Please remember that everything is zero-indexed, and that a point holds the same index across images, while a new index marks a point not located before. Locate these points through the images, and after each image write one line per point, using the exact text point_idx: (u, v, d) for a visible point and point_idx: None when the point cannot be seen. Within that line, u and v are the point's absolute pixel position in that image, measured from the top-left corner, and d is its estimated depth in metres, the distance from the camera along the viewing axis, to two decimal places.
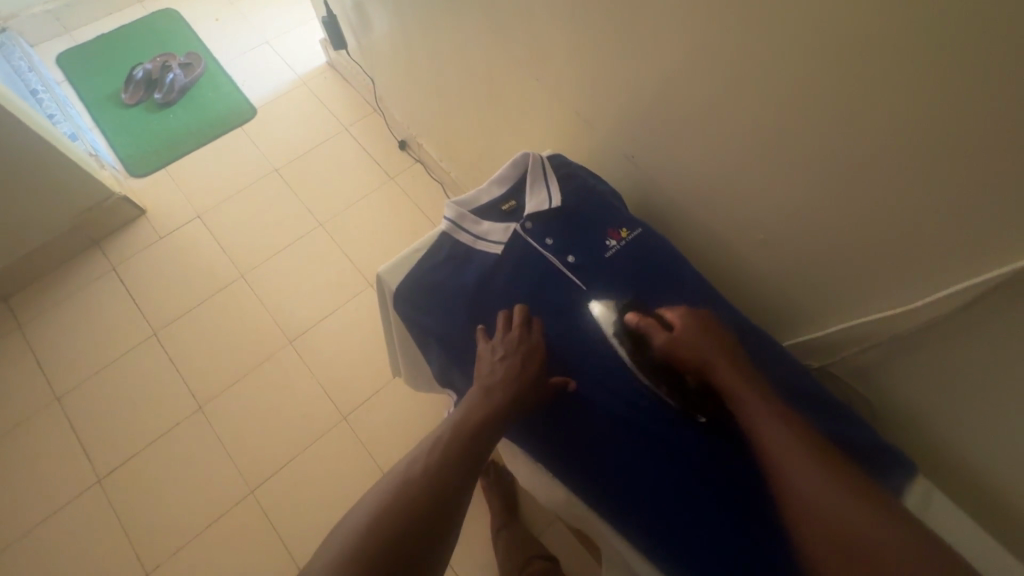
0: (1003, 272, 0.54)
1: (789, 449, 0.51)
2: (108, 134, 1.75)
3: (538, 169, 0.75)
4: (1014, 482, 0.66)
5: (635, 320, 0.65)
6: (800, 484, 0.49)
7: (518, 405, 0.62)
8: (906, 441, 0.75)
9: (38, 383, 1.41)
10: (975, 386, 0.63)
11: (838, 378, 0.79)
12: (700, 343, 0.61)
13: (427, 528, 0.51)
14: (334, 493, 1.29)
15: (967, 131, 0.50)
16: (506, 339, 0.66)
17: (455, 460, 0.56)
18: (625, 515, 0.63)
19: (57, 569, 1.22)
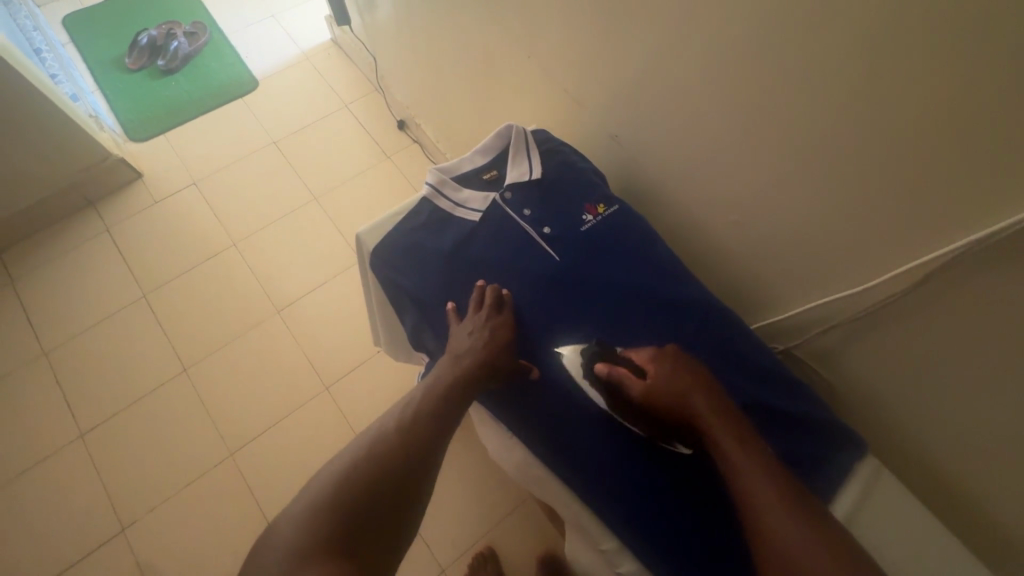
0: (958, 248, 0.56)
1: (770, 509, 0.49)
2: (110, 98, 1.76)
3: (521, 142, 0.77)
4: (960, 467, 0.68)
5: (605, 370, 0.61)
6: (783, 548, 0.47)
7: (482, 379, 0.64)
8: (863, 426, 0.77)
9: (28, 336, 1.43)
10: (930, 370, 0.65)
11: (803, 363, 0.81)
12: (677, 394, 0.57)
13: (389, 492, 0.53)
14: (313, 460, 1.31)
15: (933, 108, 0.52)
16: (472, 321, 0.67)
17: (422, 425, 0.59)
18: (582, 479, 0.64)
19: (36, 517, 1.24)
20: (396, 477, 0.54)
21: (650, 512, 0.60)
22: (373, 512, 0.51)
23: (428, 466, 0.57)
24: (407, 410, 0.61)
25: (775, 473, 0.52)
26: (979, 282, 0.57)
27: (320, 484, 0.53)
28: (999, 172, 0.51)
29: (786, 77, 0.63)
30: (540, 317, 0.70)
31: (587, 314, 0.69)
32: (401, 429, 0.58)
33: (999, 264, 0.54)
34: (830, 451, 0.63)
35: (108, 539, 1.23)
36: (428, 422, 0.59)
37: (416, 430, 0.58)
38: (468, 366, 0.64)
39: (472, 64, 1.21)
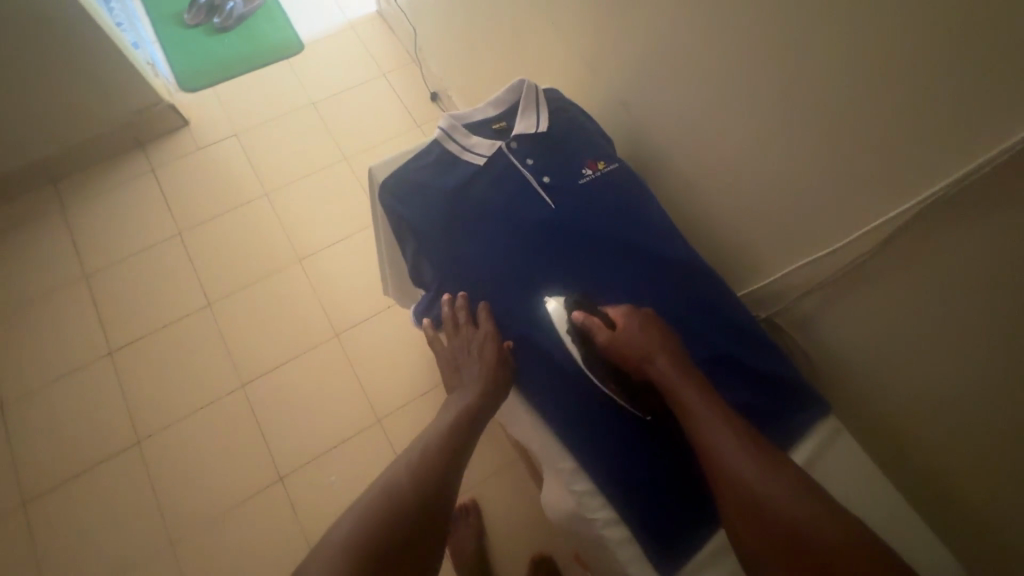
0: (932, 193, 0.61)
1: (728, 444, 0.55)
2: (166, 50, 1.88)
3: (531, 96, 0.82)
4: (918, 428, 0.73)
5: (581, 318, 0.66)
6: (742, 477, 0.53)
7: (493, 401, 0.70)
8: (835, 393, 0.81)
9: (72, 259, 1.55)
10: (899, 327, 0.70)
11: (782, 331, 0.84)
12: (641, 343, 0.63)
13: (410, 533, 0.60)
14: (316, 400, 1.39)
15: (921, 67, 0.57)
16: (482, 345, 0.72)
17: (434, 460, 0.65)
18: (554, 404, 0.69)
19: (63, 422, 1.35)
20: (416, 516, 0.61)
21: (614, 431, 0.65)
22: (398, 552, 0.58)
23: (444, 498, 0.64)
24: (421, 449, 0.67)
25: (731, 417, 0.57)
26: (949, 227, 0.61)
27: (345, 531, 0.59)
28: (976, 128, 0.55)
29: (788, 42, 0.67)
30: (529, 257, 0.74)
31: (574, 255, 0.74)
32: (423, 464, 0.64)
33: (968, 209, 0.58)
34: (794, 407, 0.69)
35: (124, 449, 1.33)
36: (449, 457, 0.66)
37: (437, 464, 0.65)
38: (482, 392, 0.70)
39: (502, 35, 1.27)
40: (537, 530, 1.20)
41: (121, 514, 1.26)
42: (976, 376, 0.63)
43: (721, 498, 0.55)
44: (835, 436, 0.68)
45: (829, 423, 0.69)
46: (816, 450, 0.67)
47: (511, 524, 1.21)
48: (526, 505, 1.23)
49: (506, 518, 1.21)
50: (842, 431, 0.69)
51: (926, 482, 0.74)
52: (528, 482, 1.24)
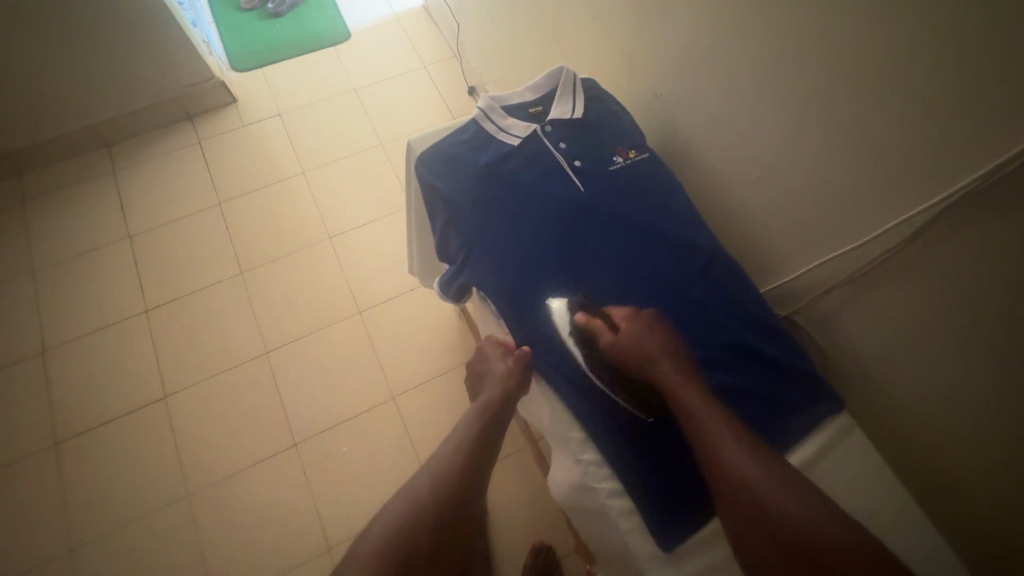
0: (958, 188, 0.61)
1: (726, 448, 0.57)
2: (222, 31, 1.96)
3: (569, 84, 0.85)
4: (932, 433, 0.72)
5: (583, 320, 0.69)
6: (739, 482, 0.55)
7: (515, 400, 0.76)
8: (849, 393, 0.81)
9: (118, 220, 1.63)
10: (919, 329, 0.70)
11: (800, 329, 0.85)
12: (641, 346, 0.65)
13: (435, 533, 0.65)
14: (334, 373, 1.43)
15: (958, 66, 0.57)
16: (498, 353, 0.81)
17: (460, 464, 0.69)
18: (567, 375, 0.71)
19: (98, 371, 1.42)
20: (441, 517, 0.65)
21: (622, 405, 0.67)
22: (427, 550, 0.64)
23: (467, 499, 0.68)
24: (446, 453, 0.71)
25: (733, 426, 0.58)
26: (976, 223, 0.61)
27: (377, 533, 0.64)
28: (1001, 129, 0.56)
29: (823, 42, 0.68)
30: (554, 233, 0.76)
31: (598, 237, 0.76)
32: (449, 470, 0.68)
33: (997, 204, 0.58)
34: (809, 398, 0.69)
35: (151, 402, 1.39)
36: (473, 460, 0.70)
37: (462, 467, 0.69)
38: (494, 395, 0.75)
39: (544, 29, 1.30)
40: (541, 515, 1.22)
41: (144, 463, 1.32)
42: (995, 376, 0.63)
43: (722, 500, 0.56)
44: (845, 433, 0.69)
45: (840, 421, 0.69)
46: (825, 445, 0.68)
47: (516, 507, 1.22)
48: (531, 490, 1.24)
49: (511, 502, 1.23)
50: (852, 429, 0.69)
51: (936, 488, 0.74)
52: (535, 467, 1.26)
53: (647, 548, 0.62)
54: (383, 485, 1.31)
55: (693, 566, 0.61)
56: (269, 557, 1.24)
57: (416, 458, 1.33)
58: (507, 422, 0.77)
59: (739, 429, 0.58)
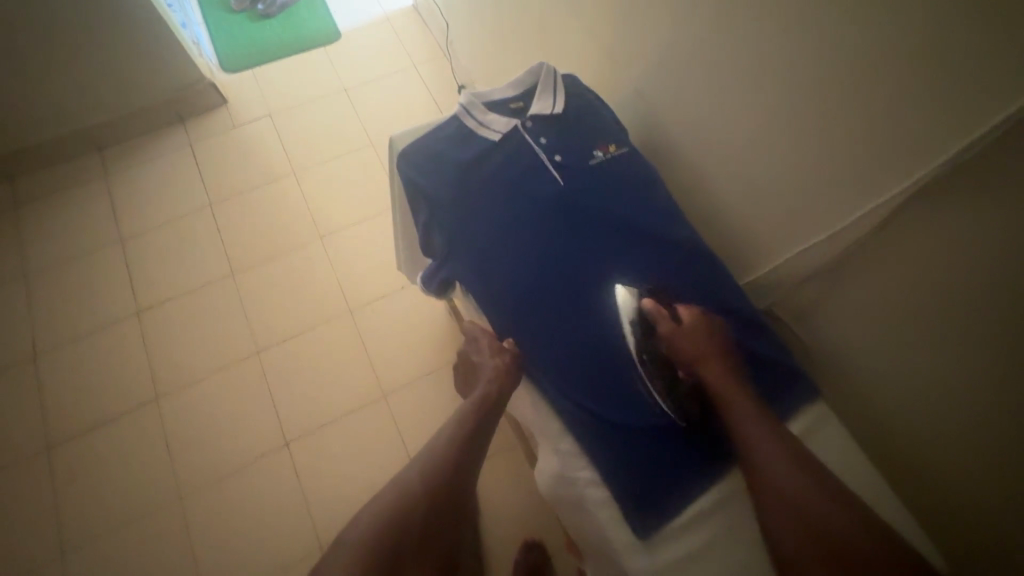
0: (928, 172, 0.61)
1: (782, 447, 0.59)
2: (212, 34, 1.97)
3: (548, 79, 0.85)
4: (908, 419, 0.73)
5: (651, 306, 0.68)
6: (792, 480, 0.56)
7: (506, 396, 0.75)
8: (829, 383, 0.82)
9: (110, 222, 1.63)
10: (893, 317, 0.70)
11: (781, 320, 0.85)
12: (703, 340, 0.66)
13: (424, 526, 0.65)
14: (325, 373, 1.43)
15: (925, 57, 0.58)
16: (488, 349, 0.77)
17: (448, 460, 0.69)
18: (548, 367, 0.72)
19: (90, 373, 1.43)
20: (430, 511, 0.66)
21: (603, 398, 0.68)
22: (416, 542, 0.64)
23: (457, 492, 0.68)
24: (435, 448, 0.71)
25: (779, 427, 0.61)
26: (946, 206, 0.62)
27: (365, 523, 0.65)
28: (964, 116, 0.57)
29: (796, 35, 0.70)
30: (536, 228, 0.76)
31: (580, 231, 0.76)
32: (438, 464, 0.69)
33: (965, 187, 0.59)
34: (787, 388, 0.70)
35: (144, 403, 1.40)
36: (462, 456, 0.70)
37: (450, 462, 0.69)
38: (481, 396, 0.74)
39: (530, 27, 1.30)
40: (530, 510, 1.22)
41: (136, 463, 1.33)
42: (968, 359, 0.64)
43: (774, 497, 0.56)
44: (823, 420, 0.70)
45: (818, 408, 0.70)
46: (802, 434, 0.69)
47: (506, 503, 1.23)
48: (522, 485, 1.25)
49: (502, 497, 1.24)
50: (830, 417, 0.70)
51: (914, 473, 0.75)
52: (525, 462, 1.27)
53: (627, 535, 0.63)
54: (375, 483, 1.31)
55: (673, 552, 0.62)
56: (261, 557, 1.24)
57: (406, 456, 1.34)
58: (498, 418, 0.76)
59: (786, 430, 0.61)
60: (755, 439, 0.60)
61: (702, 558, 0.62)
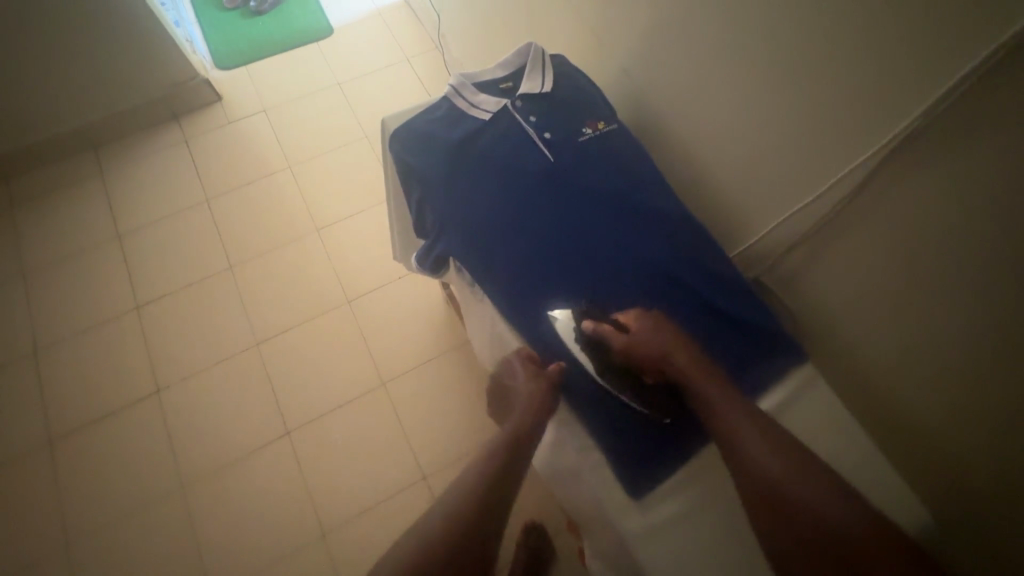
0: (898, 133, 0.63)
1: (748, 440, 0.59)
2: (205, 31, 1.98)
3: (537, 59, 0.87)
4: (892, 380, 0.75)
5: (591, 328, 0.68)
6: (763, 472, 0.57)
7: (543, 416, 0.68)
8: (816, 350, 0.84)
9: (108, 219, 1.64)
10: (874, 280, 0.72)
11: (768, 289, 0.87)
12: (651, 347, 0.66)
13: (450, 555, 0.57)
14: (325, 362, 1.44)
15: (891, 22, 0.60)
16: (525, 372, 0.72)
17: (477, 481, 0.63)
18: (540, 339, 0.73)
19: (91, 368, 1.44)
20: (456, 538, 0.58)
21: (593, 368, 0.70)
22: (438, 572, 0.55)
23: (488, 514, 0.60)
24: (465, 471, 0.64)
25: (746, 416, 0.61)
26: (916, 166, 0.64)
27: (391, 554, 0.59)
28: (929, 79, 0.59)
29: (771, 7, 0.71)
30: (527, 205, 0.78)
31: (570, 206, 0.78)
32: (467, 487, 0.62)
33: (934, 147, 0.61)
34: (773, 352, 0.73)
35: (145, 396, 1.41)
36: (493, 477, 0.63)
37: (479, 483, 0.62)
38: (517, 422, 0.68)
39: (519, 13, 1.31)
40: (530, 489, 1.24)
41: (139, 456, 1.34)
42: (941, 317, 0.66)
43: (748, 494, 0.57)
44: (806, 383, 0.72)
45: (803, 371, 0.72)
46: (786, 396, 0.71)
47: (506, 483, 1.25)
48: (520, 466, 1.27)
49: None
50: (813, 379, 0.72)
51: (897, 432, 0.78)
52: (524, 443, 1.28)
53: (617, 496, 0.65)
54: (376, 469, 1.33)
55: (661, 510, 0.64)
56: (265, 544, 1.26)
57: (406, 442, 1.36)
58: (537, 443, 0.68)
59: (754, 415, 0.61)
60: (722, 438, 0.60)
61: (690, 513, 0.65)
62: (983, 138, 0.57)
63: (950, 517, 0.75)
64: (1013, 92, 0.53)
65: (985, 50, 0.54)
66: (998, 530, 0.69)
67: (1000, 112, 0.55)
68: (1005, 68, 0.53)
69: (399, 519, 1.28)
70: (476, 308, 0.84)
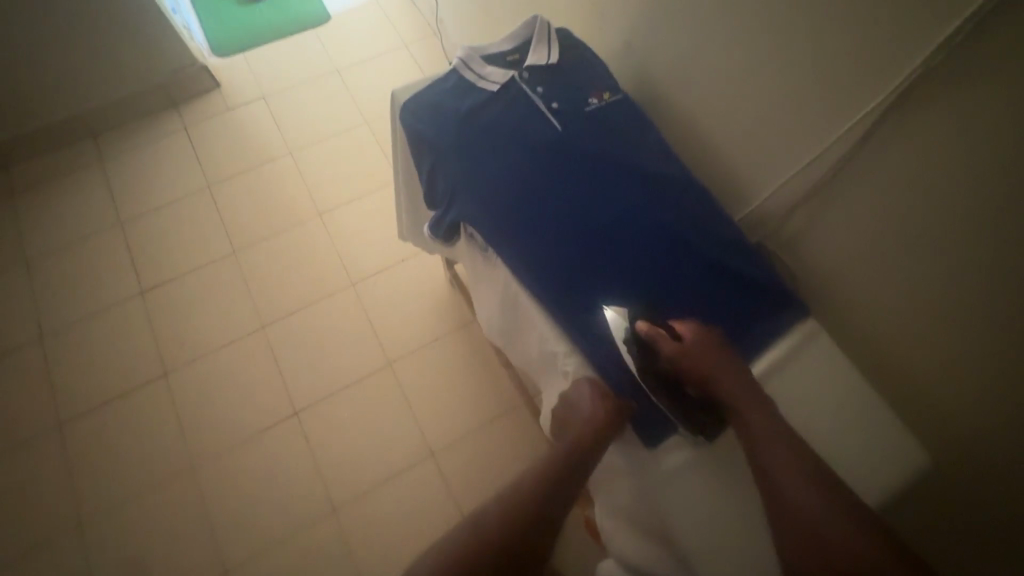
0: (888, 93, 0.66)
1: (787, 468, 0.60)
2: (202, 19, 1.97)
3: (543, 32, 0.89)
4: (889, 333, 0.79)
5: (646, 329, 0.70)
6: (799, 503, 0.58)
7: (608, 434, 0.69)
8: (818, 308, 0.87)
9: (108, 206, 1.64)
10: (871, 236, 0.75)
11: (771, 252, 0.90)
12: (707, 359, 0.68)
13: (507, 547, 0.64)
14: (332, 345, 1.46)
15: None
16: (590, 394, 0.71)
17: (535, 487, 0.68)
18: (552, 299, 0.75)
19: (96, 353, 1.45)
20: (510, 537, 0.65)
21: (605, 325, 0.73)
22: (496, 558, 0.63)
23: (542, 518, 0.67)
24: (527, 476, 0.70)
25: (790, 446, 0.62)
26: (910, 121, 0.66)
27: (450, 539, 0.66)
28: (919, 37, 0.62)
29: None
30: (539, 173, 0.79)
31: (580, 174, 0.80)
32: (527, 493, 0.68)
33: (923, 104, 0.64)
34: (777, 308, 0.76)
35: (151, 379, 1.42)
36: (550, 485, 0.68)
37: (539, 490, 0.68)
38: (579, 435, 0.69)
39: None
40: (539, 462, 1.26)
41: (148, 437, 1.35)
42: (935, 268, 0.69)
43: (780, 521, 0.59)
44: (808, 336, 0.75)
45: (805, 325, 0.75)
46: (790, 348, 0.74)
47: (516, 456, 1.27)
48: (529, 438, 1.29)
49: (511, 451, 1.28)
50: (814, 333, 0.75)
51: (896, 382, 0.81)
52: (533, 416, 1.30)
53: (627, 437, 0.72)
54: (385, 448, 1.35)
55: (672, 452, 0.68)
56: (276, 520, 1.28)
57: (414, 419, 1.38)
58: (600, 456, 0.70)
59: (799, 446, 0.62)
60: (762, 462, 0.62)
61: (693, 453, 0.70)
62: (975, 89, 0.59)
63: (949, 461, 0.78)
64: (996, 46, 0.56)
65: (969, 6, 0.57)
66: (988, 474, 0.74)
67: (988, 67, 0.58)
68: (988, 21, 0.56)
69: (409, 495, 1.30)
70: (488, 274, 0.87)
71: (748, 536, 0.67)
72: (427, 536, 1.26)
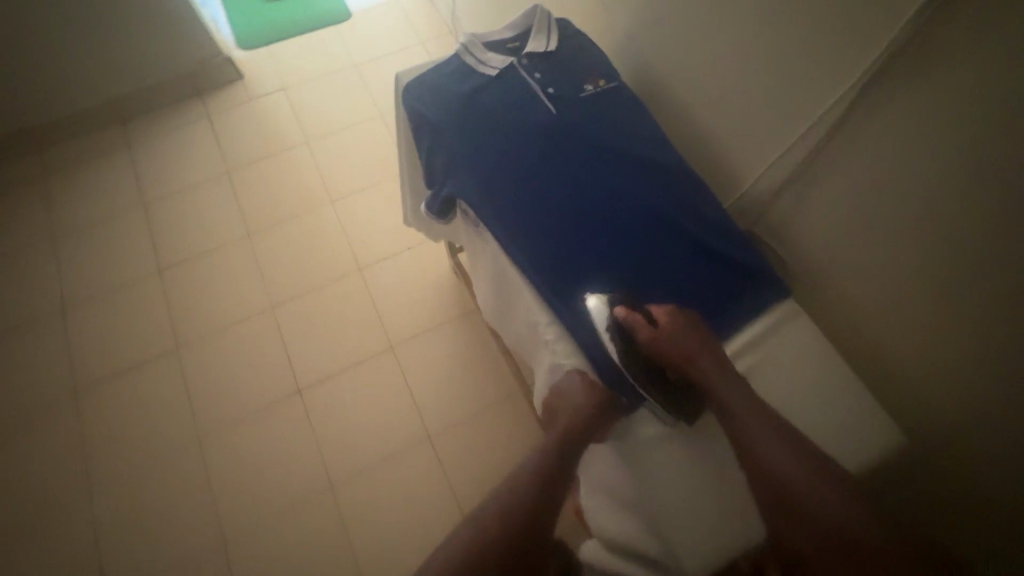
0: (864, 71, 0.68)
1: (769, 443, 0.62)
2: (229, 14, 2.05)
3: (543, 22, 0.93)
4: (872, 316, 0.79)
5: (624, 315, 0.71)
6: (784, 478, 0.60)
7: (599, 427, 0.70)
8: (804, 293, 0.88)
9: (132, 189, 1.72)
10: (853, 218, 0.76)
11: (760, 238, 0.91)
12: (682, 342, 0.69)
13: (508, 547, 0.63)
14: (337, 327, 1.50)
15: None
16: (581, 388, 0.72)
17: (531, 483, 0.68)
18: (537, 270, 0.77)
19: (115, 326, 1.51)
20: (510, 537, 0.64)
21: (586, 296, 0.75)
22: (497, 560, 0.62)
23: (540, 512, 0.66)
24: (521, 473, 0.69)
25: (768, 420, 0.64)
26: (887, 100, 0.67)
27: (448, 543, 0.65)
28: (889, 15, 0.63)
29: None
30: (532, 154, 0.82)
31: (571, 155, 0.82)
32: (521, 489, 0.67)
33: (897, 82, 0.65)
34: (758, 289, 0.77)
35: (165, 352, 1.48)
36: (545, 480, 0.68)
37: (535, 486, 0.67)
38: (569, 427, 0.70)
39: None
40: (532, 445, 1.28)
41: (159, 408, 1.41)
42: (914, 248, 0.70)
43: (767, 496, 0.61)
44: (786, 314, 0.76)
45: (784, 303, 0.76)
46: (769, 325, 0.75)
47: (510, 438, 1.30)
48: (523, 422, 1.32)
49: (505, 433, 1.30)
50: (793, 311, 0.76)
51: (880, 366, 0.82)
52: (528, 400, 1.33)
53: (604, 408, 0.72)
54: (383, 428, 1.38)
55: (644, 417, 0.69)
56: (277, 492, 1.32)
57: (412, 401, 1.41)
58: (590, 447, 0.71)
59: (776, 421, 0.64)
60: (744, 440, 0.63)
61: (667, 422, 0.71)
62: (945, 64, 0.61)
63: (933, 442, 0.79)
64: (963, 21, 0.58)
65: None
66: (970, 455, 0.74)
67: (957, 44, 0.59)
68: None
69: (405, 473, 1.33)
70: (481, 250, 0.90)
71: (722, 504, 0.68)
72: (421, 515, 1.29)
